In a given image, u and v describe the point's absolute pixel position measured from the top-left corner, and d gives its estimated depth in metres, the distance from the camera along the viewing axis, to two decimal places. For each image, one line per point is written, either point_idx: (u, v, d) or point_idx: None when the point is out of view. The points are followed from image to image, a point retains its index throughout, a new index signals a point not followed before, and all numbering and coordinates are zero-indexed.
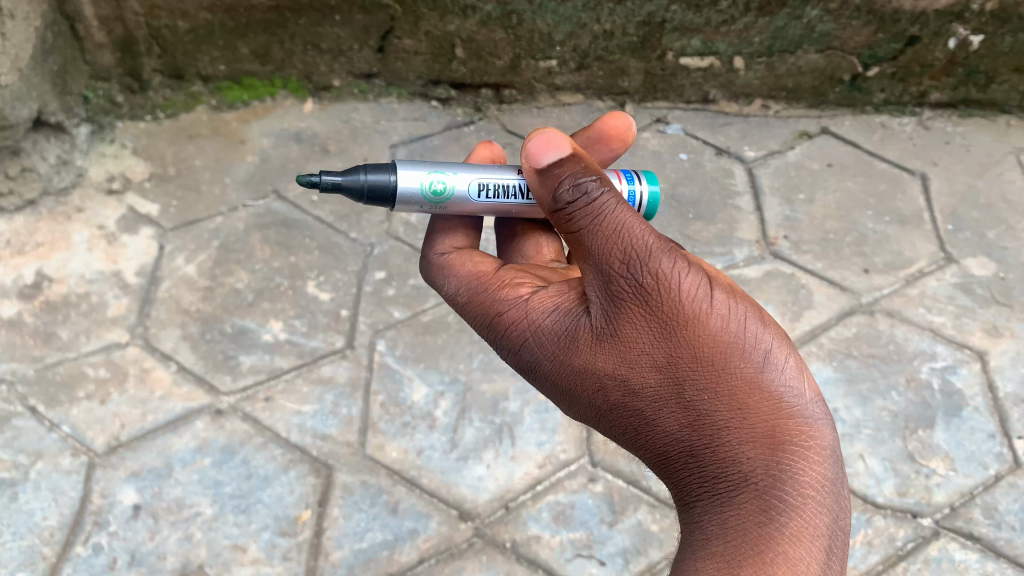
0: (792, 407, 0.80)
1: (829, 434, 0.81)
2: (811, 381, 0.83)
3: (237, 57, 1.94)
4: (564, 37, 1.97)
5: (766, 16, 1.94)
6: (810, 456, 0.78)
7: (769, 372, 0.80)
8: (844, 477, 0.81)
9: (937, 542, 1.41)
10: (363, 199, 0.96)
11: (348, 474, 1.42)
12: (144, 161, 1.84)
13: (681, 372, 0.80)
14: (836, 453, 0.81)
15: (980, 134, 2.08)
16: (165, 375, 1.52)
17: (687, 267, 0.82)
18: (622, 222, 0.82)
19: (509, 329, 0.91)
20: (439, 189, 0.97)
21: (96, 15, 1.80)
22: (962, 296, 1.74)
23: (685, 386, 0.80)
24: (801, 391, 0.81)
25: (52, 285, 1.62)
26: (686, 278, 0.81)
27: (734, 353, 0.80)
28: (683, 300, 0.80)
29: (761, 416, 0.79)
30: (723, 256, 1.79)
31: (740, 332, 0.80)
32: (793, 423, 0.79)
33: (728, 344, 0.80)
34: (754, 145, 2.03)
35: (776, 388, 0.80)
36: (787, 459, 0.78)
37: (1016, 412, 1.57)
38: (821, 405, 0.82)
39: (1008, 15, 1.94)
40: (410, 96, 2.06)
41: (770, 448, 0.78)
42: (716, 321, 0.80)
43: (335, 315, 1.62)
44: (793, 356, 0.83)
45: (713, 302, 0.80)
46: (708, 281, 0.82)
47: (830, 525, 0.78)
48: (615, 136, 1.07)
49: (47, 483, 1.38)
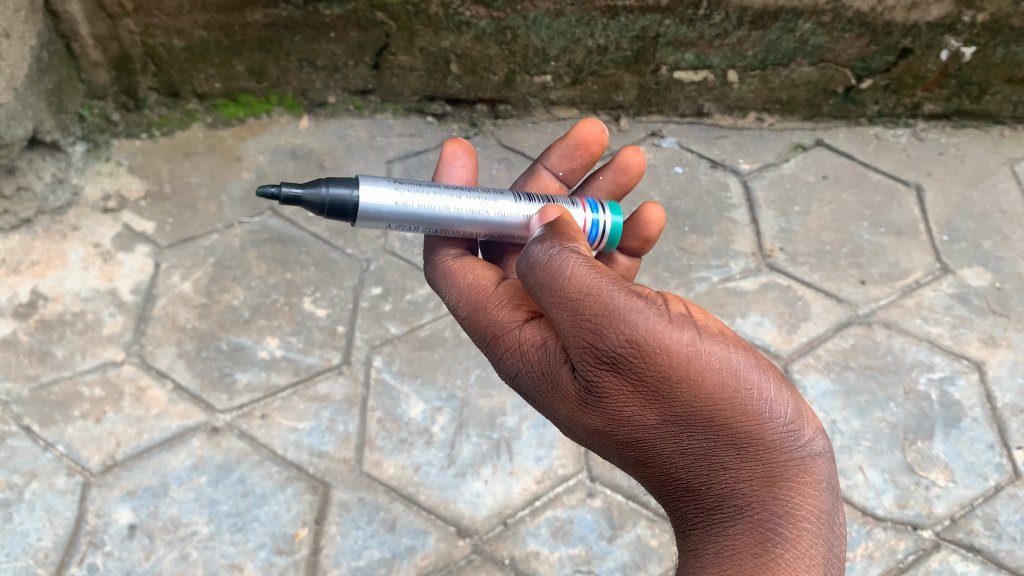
0: (787, 447, 0.79)
1: (828, 465, 0.80)
2: (807, 413, 0.81)
3: (232, 74, 1.95)
4: (559, 52, 1.97)
5: (759, 29, 1.94)
6: (806, 490, 0.78)
7: (762, 416, 0.78)
8: (844, 508, 0.79)
9: (938, 555, 1.40)
10: (323, 214, 0.95)
11: (345, 491, 1.42)
12: (140, 179, 1.85)
13: (672, 417, 0.80)
14: (835, 487, 0.79)
15: (974, 145, 2.09)
16: (160, 394, 1.51)
17: (669, 318, 0.78)
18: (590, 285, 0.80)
19: (506, 353, 0.90)
20: (402, 208, 0.97)
21: (92, 33, 1.81)
22: (959, 306, 1.74)
23: (675, 434, 0.81)
24: (799, 427, 0.79)
25: (47, 304, 1.61)
26: (672, 334, 0.78)
27: (721, 403, 0.78)
28: (670, 355, 0.77)
29: (754, 454, 0.79)
30: (719, 269, 1.79)
31: (731, 380, 0.78)
32: (787, 460, 0.79)
33: (718, 393, 0.78)
34: (749, 158, 2.04)
35: (771, 430, 0.78)
36: (783, 491, 0.78)
37: (1015, 422, 1.56)
38: (819, 436, 0.81)
39: (999, 27, 1.94)
40: (405, 112, 2.07)
41: (763, 484, 0.79)
42: (708, 373, 0.77)
43: (332, 331, 1.62)
44: (788, 394, 0.80)
45: (703, 353, 0.78)
46: (693, 330, 0.79)
47: (830, 556, 0.76)
48: (590, 142, 1.17)
49: (41, 503, 1.37)
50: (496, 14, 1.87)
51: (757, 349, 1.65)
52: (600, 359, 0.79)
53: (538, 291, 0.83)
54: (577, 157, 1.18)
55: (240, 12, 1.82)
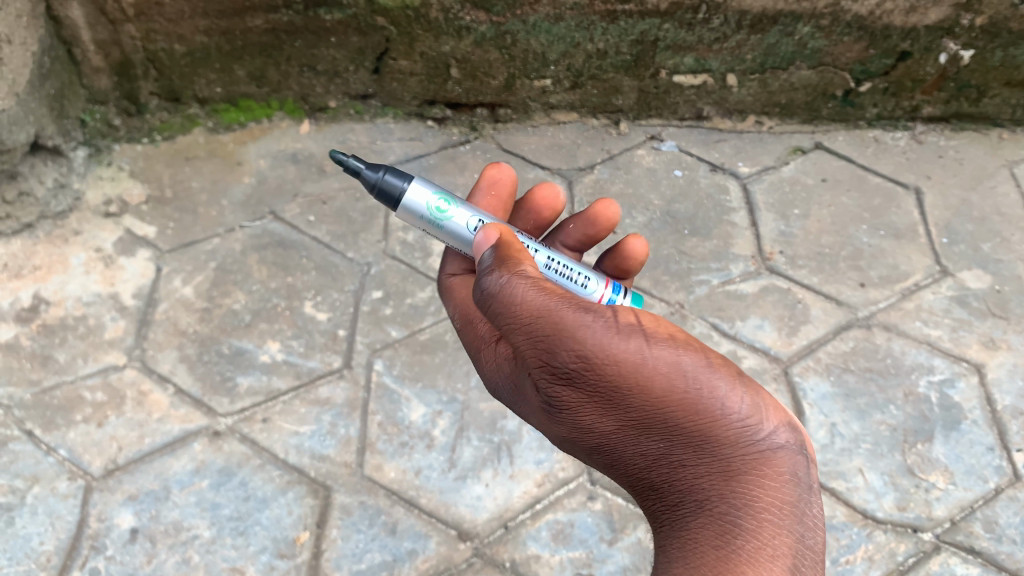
0: (743, 441, 0.81)
1: (791, 455, 0.81)
2: (765, 407, 0.83)
3: (234, 79, 1.96)
4: (558, 56, 1.98)
5: (758, 33, 1.94)
6: (765, 482, 0.79)
7: (713, 414, 0.81)
8: (810, 495, 0.80)
9: (938, 557, 1.40)
10: (373, 195, 1.05)
11: (346, 495, 1.42)
12: (141, 184, 1.85)
13: (628, 422, 0.84)
14: (798, 476, 0.80)
15: (973, 148, 2.10)
16: (162, 397, 1.52)
17: (615, 329, 0.82)
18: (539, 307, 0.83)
19: (489, 373, 1.01)
20: (440, 212, 1.06)
21: (93, 39, 1.81)
22: (958, 308, 1.74)
23: (635, 436, 0.85)
24: (755, 420, 0.82)
25: (49, 308, 1.62)
26: (621, 344, 0.81)
27: (672, 404, 0.82)
28: (618, 364, 0.81)
29: (711, 450, 0.82)
30: (719, 272, 1.80)
31: (680, 382, 0.82)
32: (745, 453, 0.81)
33: (668, 396, 0.82)
34: (748, 161, 2.04)
35: (726, 425, 0.81)
36: (744, 484, 0.80)
37: (1015, 425, 1.57)
38: (780, 429, 0.82)
39: (998, 30, 1.94)
40: (406, 116, 2.09)
41: (721, 478, 0.81)
42: (657, 378, 0.81)
43: (332, 335, 1.63)
44: (743, 390, 0.83)
45: (650, 359, 0.82)
46: (642, 338, 0.82)
47: (796, 544, 0.76)
48: (545, 204, 1.23)
49: (44, 507, 1.38)
50: (495, 19, 1.88)
51: (757, 352, 1.66)
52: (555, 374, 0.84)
53: (496, 319, 0.86)
54: (533, 219, 1.25)
55: (240, 18, 1.83)
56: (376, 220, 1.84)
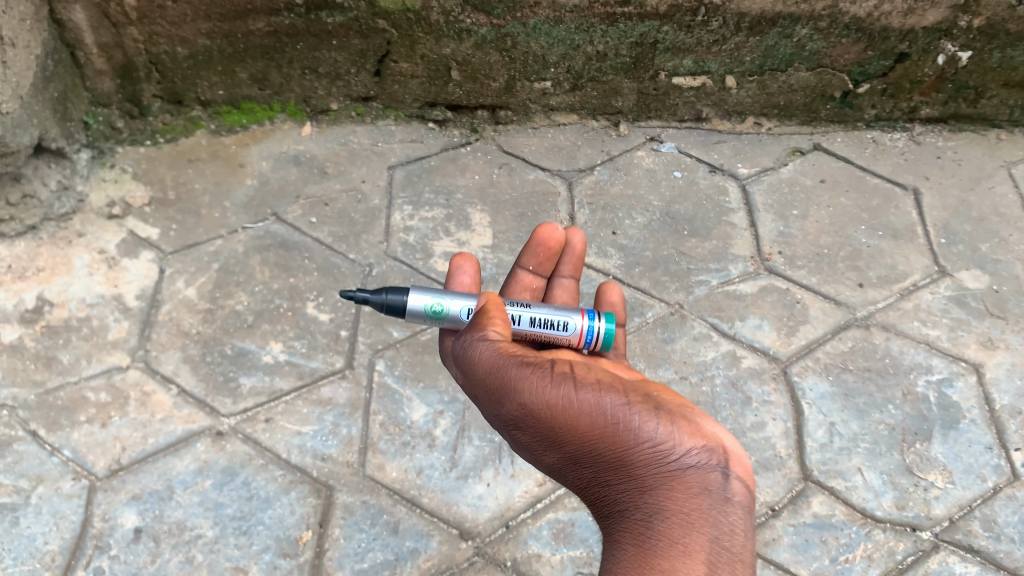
0: (659, 463, 0.88)
1: (706, 474, 0.87)
2: (679, 431, 0.89)
3: (236, 81, 1.98)
4: (558, 58, 1.99)
5: (757, 35, 1.95)
6: (678, 496, 0.86)
7: (630, 442, 0.88)
8: (722, 508, 0.85)
9: (937, 556, 1.40)
10: (383, 312, 1.19)
11: (349, 494, 1.43)
12: (144, 186, 1.87)
13: (563, 456, 0.93)
14: (712, 492, 0.86)
15: (971, 149, 2.11)
16: (165, 398, 1.53)
17: (544, 376, 0.93)
18: (493, 367, 0.97)
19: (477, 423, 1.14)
20: (440, 312, 1.18)
21: (96, 42, 1.82)
22: (956, 308, 1.75)
23: (572, 466, 0.93)
24: (670, 445, 0.88)
25: (53, 309, 1.63)
26: (549, 391, 0.91)
27: (596, 434, 0.90)
28: (547, 406, 0.91)
29: (630, 471, 0.88)
30: (718, 272, 1.81)
31: (600, 414, 0.90)
32: (660, 474, 0.87)
33: (592, 432, 0.89)
34: (747, 163, 2.06)
35: (642, 449, 0.88)
36: (659, 500, 0.86)
37: (1013, 424, 1.57)
38: (694, 449, 0.88)
39: (995, 31, 1.95)
40: (407, 118, 2.10)
41: (640, 494, 0.88)
42: (579, 411, 0.90)
43: (334, 336, 1.64)
44: (659, 419, 0.90)
45: (577, 402, 0.90)
46: (567, 381, 0.92)
47: (704, 547, 0.81)
48: (549, 243, 1.34)
49: (48, 507, 1.38)
50: (496, 22, 1.89)
51: (756, 352, 1.67)
52: (506, 422, 0.96)
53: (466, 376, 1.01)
54: (538, 257, 1.36)
55: (242, 21, 1.84)
56: (378, 222, 1.86)
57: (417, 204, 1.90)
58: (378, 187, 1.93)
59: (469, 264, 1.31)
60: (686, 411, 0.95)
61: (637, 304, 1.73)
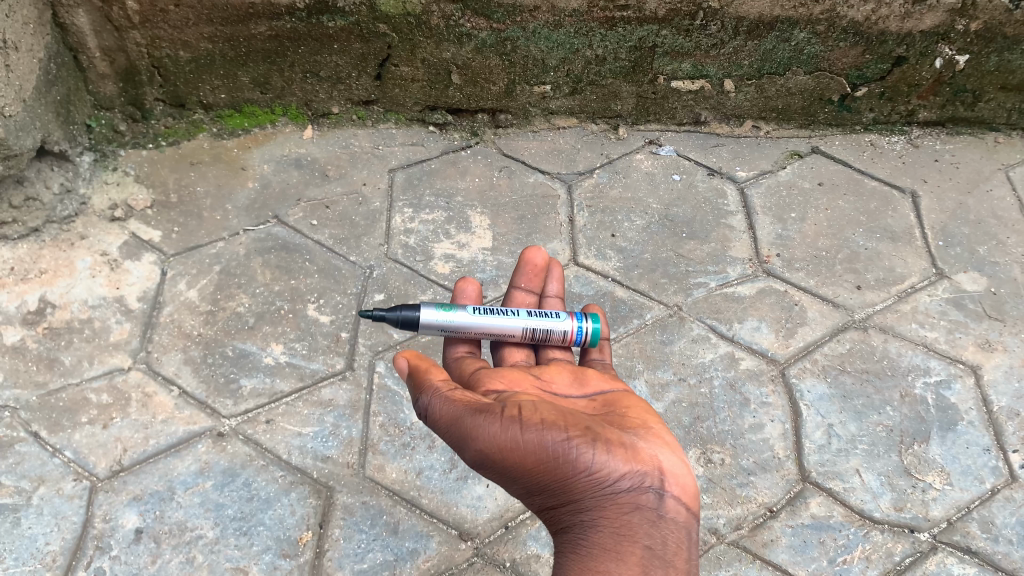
0: (599, 489, 0.96)
1: (641, 494, 0.96)
2: (616, 459, 0.97)
3: (238, 85, 1.99)
4: (558, 62, 2.00)
5: (755, 39, 1.96)
6: (617, 517, 0.95)
7: (572, 475, 0.94)
8: (655, 522, 0.95)
9: (935, 557, 1.40)
10: (398, 326, 1.26)
11: (349, 495, 1.43)
12: (146, 189, 1.88)
13: (511, 486, 0.99)
14: (646, 508, 0.96)
15: (969, 152, 2.12)
16: (166, 399, 1.54)
17: (489, 418, 0.96)
18: (445, 416, 0.99)
19: None
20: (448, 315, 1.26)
21: (99, 46, 1.83)
22: (954, 311, 1.76)
23: (521, 494, 1.00)
24: (608, 472, 0.96)
25: (55, 311, 1.64)
26: (497, 434, 0.95)
27: (541, 472, 0.95)
28: (495, 449, 0.95)
29: (574, 499, 0.96)
30: (717, 275, 1.82)
31: (544, 456, 0.94)
32: (600, 498, 0.96)
33: (537, 469, 0.95)
34: (745, 166, 2.07)
35: (584, 480, 0.95)
36: (598, 519, 0.95)
37: (1010, 426, 1.58)
38: (629, 474, 0.97)
39: (993, 35, 1.96)
40: (408, 122, 2.12)
41: (583, 517, 0.96)
42: (525, 454, 0.94)
43: (335, 338, 1.65)
44: (597, 449, 0.96)
45: (522, 442, 0.95)
46: (510, 423, 0.96)
47: (643, 560, 0.92)
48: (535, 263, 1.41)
49: (49, 508, 1.39)
50: (496, 26, 1.91)
51: (755, 354, 1.67)
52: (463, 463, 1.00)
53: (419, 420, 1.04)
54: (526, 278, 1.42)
55: (244, 25, 1.85)
56: (379, 224, 1.87)
57: (418, 206, 1.92)
58: (379, 190, 1.94)
59: (472, 287, 1.38)
60: (624, 435, 1.03)
61: (636, 306, 1.74)
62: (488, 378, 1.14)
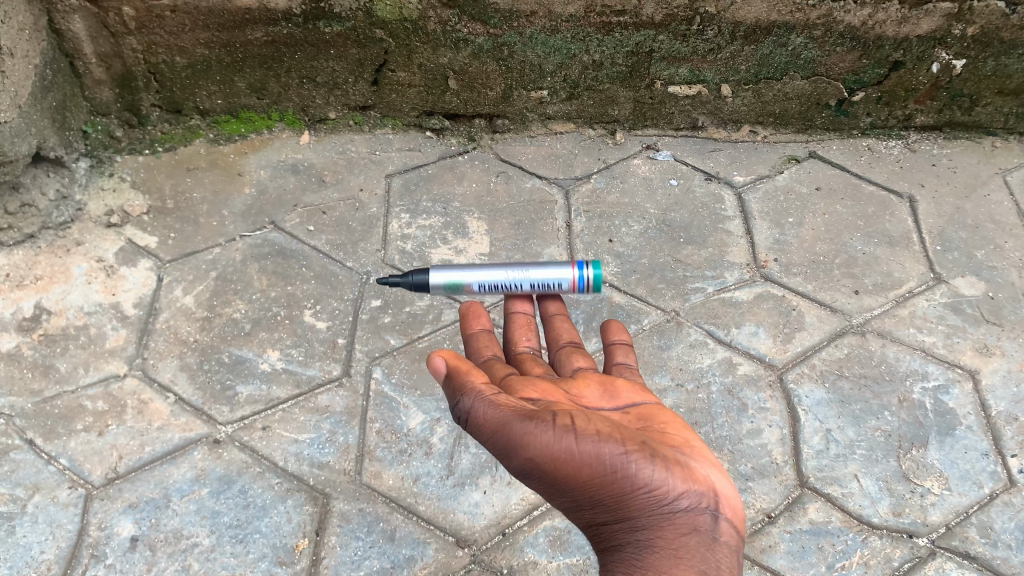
0: (654, 505, 0.94)
1: (697, 514, 0.95)
2: (673, 477, 0.95)
3: (234, 91, 1.99)
4: (555, 67, 2.00)
5: (752, 44, 1.96)
6: (671, 537, 0.93)
7: (629, 489, 0.93)
8: (711, 543, 0.94)
9: (934, 562, 1.40)
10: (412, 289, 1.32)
11: (345, 502, 1.43)
12: (143, 195, 1.87)
13: (564, 498, 0.97)
14: (702, 529, 0.94)
15: (966, 156, 2.12)
16: (162, 406, 1.53)
17: (545, 428, 0.95)
18: (496, 422, 0.99)
19: None
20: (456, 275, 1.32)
21: (95, 52, 1.83)
22: (952, 315, 1.76)
23: (575, 507, 0.98)
24: (664, 488, 0.94)
25: (51, 318, 1.63)
26: (553, 443, 0.94)
27: (596, 485, 0.94)
28: (551, 460, 0.94)
29: (629, 515, 0.94)
30: (714, 279, 1.82)
31: (600, 468, 0.93)
32: (655, 515, 0.94)
33: (593, 481, 0.93)
34: (742, 171, 2.07)
35: (640, 495, 0.93)
36: (653, 539, 0.94)
37: (1009, 430, 1.58)
38: (686, 493, 0.95)
39: (990, 39, 1.96)
40: (405, 127, 2.12)
41: (637, 533, 0.94)
42: (581, 466, 0.93)
43: (332, 343, 1.65)
44: (656, 465, 0.95)
45: (577, 453, 0.93)
46: (566, 433, 0.94)
47: None
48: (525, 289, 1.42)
49: (44, 516, 1.38)
50: (492, 31, 1.90)
51: (752, 359, 1.67)
52: (512, 472, 0.99)
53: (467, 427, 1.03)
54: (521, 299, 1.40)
55: (241, 30, 1.85)
56: (376, 229, 1.87)
57: (415, 212, 1.91)
58: (376, 195, 1.94)
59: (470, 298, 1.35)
60: (678, 453, 1.01)
61: (634, 311, 1.74)
62: (521, 386, 1.11)
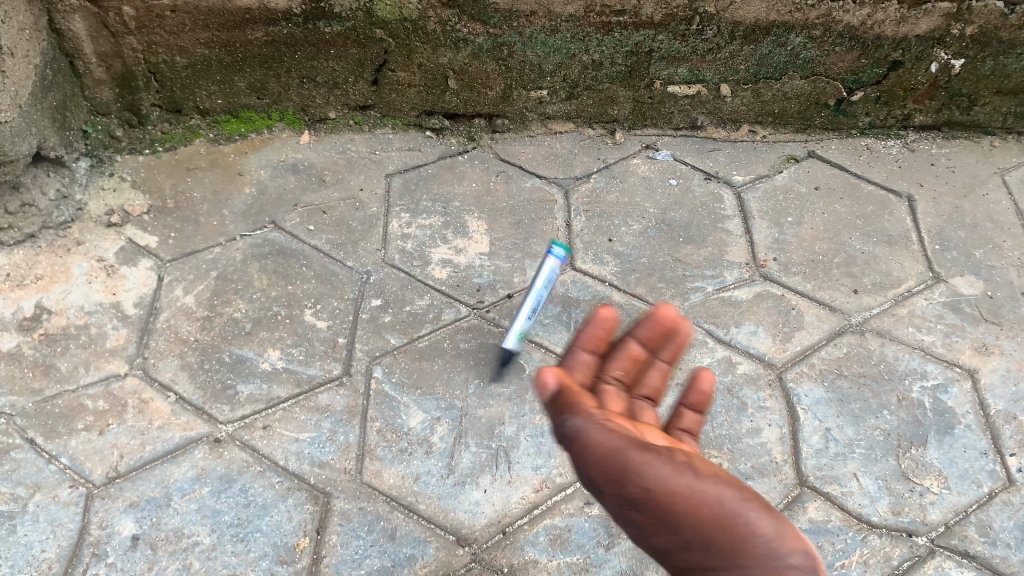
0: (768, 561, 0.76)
1: None
2: (790, 531, 0.79)
3: (235, 90, 1.99)
4: (554, 67, 2.01)
5: (751, 44, 1.97)
6: None
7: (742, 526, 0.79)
8: None
9: (933, 561, 1.40)
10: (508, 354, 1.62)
11: (346, 501, 1.43)
12: (143, 195, 1.88)
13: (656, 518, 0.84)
14: None
15: (964, 155, 2.13)
16: (163, 405, 1.53)
17: (669, 463, 0.88)
18: (609, 445, 0.91)
19: None
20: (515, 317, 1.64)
21: (96, 51, 1.83)
22: (951, 315, 1.76)
23: (666, 535, 0.83)
24: (781, 544, 0.77)
25: (51, 317, 1.64)
26: (671, 475, 0.86)
27: (701, 514, 0.81)
28: (672, 494, 0.84)
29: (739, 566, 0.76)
30: (714, 279, 1.82)
31: (719, 506, 0.81)
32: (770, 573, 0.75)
33: (706, 512, 0.81)
34: (742, 170, 2.07)
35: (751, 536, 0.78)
36: None
37: (1007, 429, 1.58)
38: (798, 550, 0.77)
39: (988, 39, 1.96)
40: (405, 126, 2.12)
41: None
42: (700, 498, 0.82)
43: (332, 343, 1.65)
44: (769, 513, 0.81)
45: (698, 490, 0.83)
46: (683, 466, 0.87)
47: None
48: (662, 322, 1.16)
49: (45, 515, 1.38)
50: (492, 31, 1.91)
51: (752, 359, 1.67)
52: (616, 504, 0.89)
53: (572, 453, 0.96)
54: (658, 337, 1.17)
55: (241, 30, 1.85)
56: (376, 229, 1.87)
57: (415, 211, 1.92)
58: (376, 195, 1.95)
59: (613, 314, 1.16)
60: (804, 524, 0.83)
61: (634, 311, 1.75)
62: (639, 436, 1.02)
